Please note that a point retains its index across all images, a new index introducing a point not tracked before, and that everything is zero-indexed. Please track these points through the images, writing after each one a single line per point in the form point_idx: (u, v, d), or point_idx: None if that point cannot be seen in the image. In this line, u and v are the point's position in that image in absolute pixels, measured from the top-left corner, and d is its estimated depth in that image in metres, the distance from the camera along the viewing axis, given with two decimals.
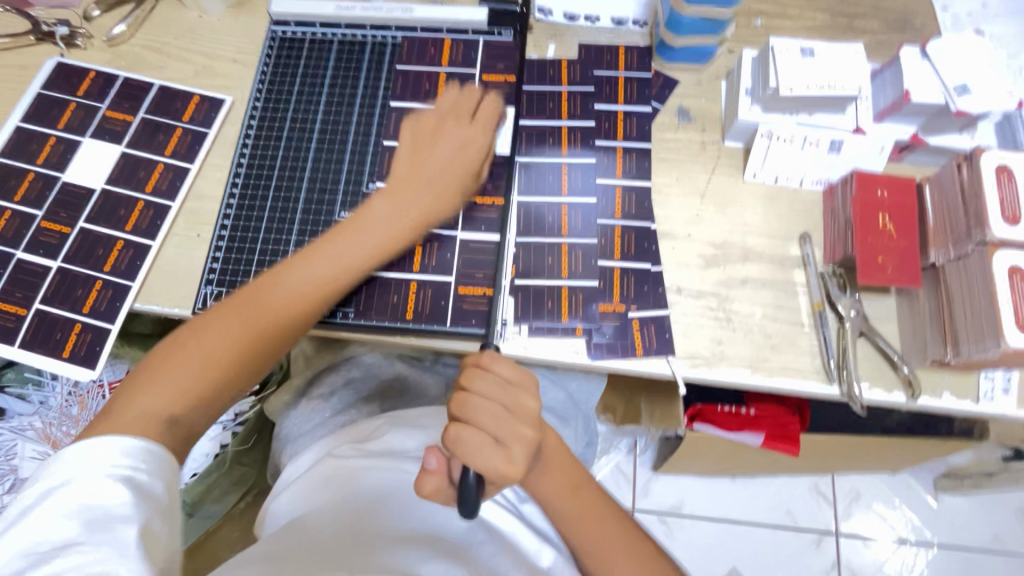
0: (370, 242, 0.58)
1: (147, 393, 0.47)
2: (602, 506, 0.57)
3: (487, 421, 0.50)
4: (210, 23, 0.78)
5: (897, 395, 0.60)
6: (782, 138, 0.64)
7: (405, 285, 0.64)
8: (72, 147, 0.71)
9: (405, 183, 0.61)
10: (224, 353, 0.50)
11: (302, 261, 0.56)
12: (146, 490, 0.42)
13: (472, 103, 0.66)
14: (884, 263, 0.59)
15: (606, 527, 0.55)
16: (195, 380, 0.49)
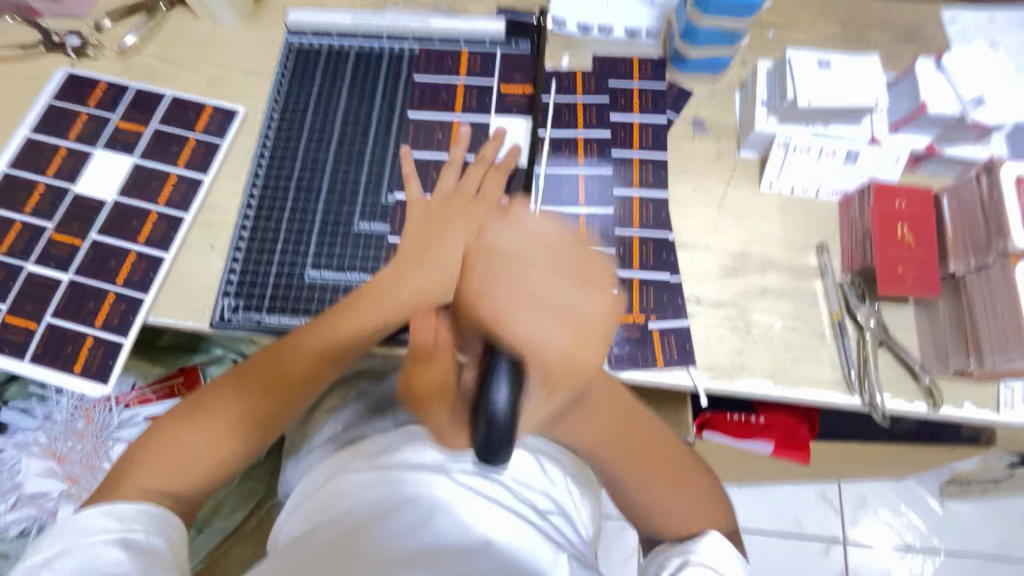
0: (364, 326, 0.58)
1: (151, 473, 0.52)
2: (650, 438, 0.58)
3: (542, 284, 0.37)
4: (223, 33, 0.78)
5: (920, 405, 0.60)
6: (799, 148, 0.64)
7: None
8: (83, 157, 0.70)
9: (405, 266, 0.60)
10: (205, 452, 0.54)
11: (287, 352, 0.58)
12: (143, 546, 0.46)
13: (477, 180, 0.65)
14: (904, 274, 0.59)
15: (652, 462, 0.57)
16: (190, 463, 0.53)
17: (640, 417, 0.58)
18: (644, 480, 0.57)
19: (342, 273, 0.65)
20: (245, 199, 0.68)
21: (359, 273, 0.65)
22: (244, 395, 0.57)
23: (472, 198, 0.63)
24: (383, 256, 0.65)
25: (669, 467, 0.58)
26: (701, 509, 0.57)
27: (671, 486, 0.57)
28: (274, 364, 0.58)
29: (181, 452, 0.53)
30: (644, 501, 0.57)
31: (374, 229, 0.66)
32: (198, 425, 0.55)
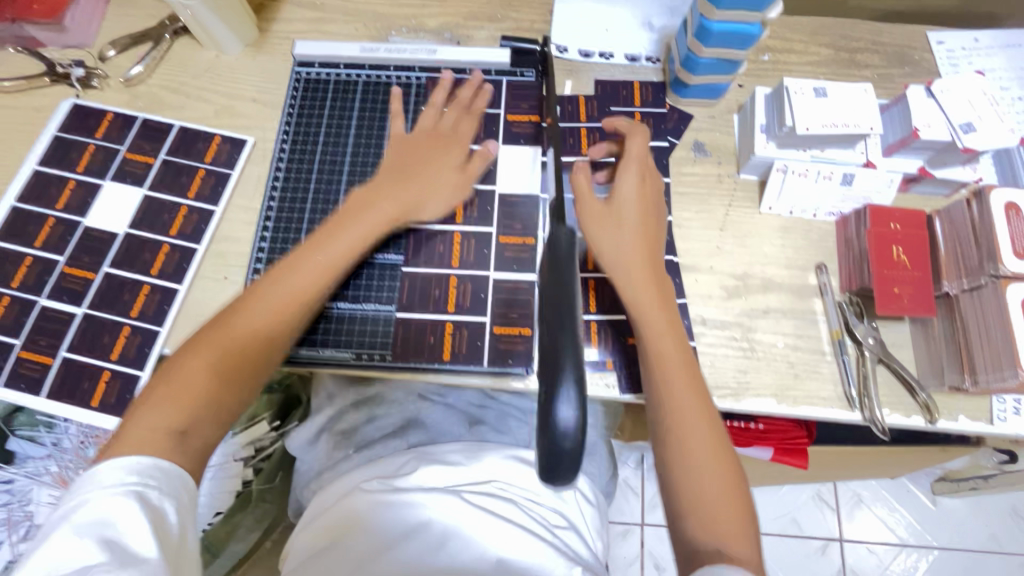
0: (355, 236, 0.60)
1: (152, 413, 0.49)
2: (691, 377, 0.56)
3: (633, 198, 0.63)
4: (228, 62, 0.79)
5: (917, 419, 0.63)
6: (797, 171, 0.67)
7: (440, 326, 0.63)
8: (92, 190, 0.71)
9: (386, 183, 0.63)
10: (204, 380, 0.51)
11: (281, 274, 0.57)
12: (156, 506, 0.44)
13: (449, 121, 0.69)
14: (900, 294, 0.62)
15: (694, 410, 0.54)
16: (190, 394, 0.50)
17: (678, 349, 0.57)
18: (683, 416, 0.54)
19: (358, 303, 0.64)
20: (257, 230, 0.67)
21: (377, 304, 0.64)
22: (237, 326, 0.54)
23: (446, 137, 0.67)
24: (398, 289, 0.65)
25: (711, 422, 0.54)
26: (734, 499, 0.51)
27: (712, 438, 0.53)
28: (266, 284, 0.57)
29: (181, 382, 0.51)
30: (683, 453, 0.53)
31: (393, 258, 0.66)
32: (193, 356, 0.52)
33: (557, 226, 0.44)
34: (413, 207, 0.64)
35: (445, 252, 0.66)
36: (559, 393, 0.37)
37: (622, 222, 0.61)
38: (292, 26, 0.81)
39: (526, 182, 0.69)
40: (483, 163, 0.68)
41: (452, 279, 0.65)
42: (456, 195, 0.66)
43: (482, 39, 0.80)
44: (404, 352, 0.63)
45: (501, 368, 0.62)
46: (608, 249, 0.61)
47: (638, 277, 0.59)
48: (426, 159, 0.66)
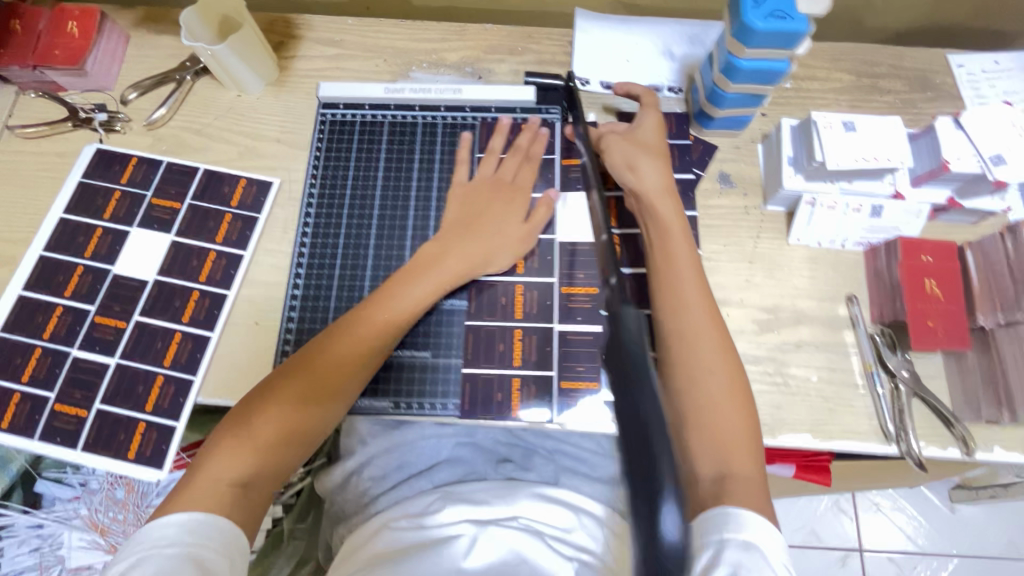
0: (419, 301, 0.62)
1: (222, 462, 0.53)
2: (705, 304, 0.60)
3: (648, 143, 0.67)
4: (250, 101, 0.79)
5: (954, 452, 0.62)
6: (826, 205, 0.67)
7: (508, 381, 0.64)
8: (120, 237, 0.71)
9: (451, 239, 0.65)
10: (270, 431, 0.55)
11: (348, 328, 0.60)
12: (203, 561, 0.47)
13: (512, 171, 0.69)
14: (935, 327, 0.62)
15: (703, 337, 0.59)
16: (256, 442, 0.54)
17: (692, 277, 0.61)
18: (694, 334, 0.59)
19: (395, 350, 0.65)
20: (292, 280, 0.69)
21: (413, 348, 0.65)
22: (307, 381, 0.57)
23: (509, 186, 0.68)
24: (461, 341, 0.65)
25: (721, 345, 0.59)
26: (743, 421, 0.56)
27: (719, 358, 0.58)
28: (333, 339, 0.59)
29: (248, 435, 0.54)
30: (690, 372, 0.57)
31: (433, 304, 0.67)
32: (264, 407, 0.56)
33: (624, 309, 0.45)
34: (480, 262, 0.65)
35: (507, 304, 0.66)
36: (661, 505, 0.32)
37: (646, 147, 0.66)
38: (313, 63, 0.81)
39: (565, 226, 0.69)
40: (547, 211, 0.67)
41: (517, 332, 0.65)
42: (521, 246, 0.66)
43: (504, 72, 0.80)
44: (474, 408, 0.63)
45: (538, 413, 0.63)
46: (638, 174, 0.65)
47: (661, 202, 0.64)
48: (490, 211, 0.67)
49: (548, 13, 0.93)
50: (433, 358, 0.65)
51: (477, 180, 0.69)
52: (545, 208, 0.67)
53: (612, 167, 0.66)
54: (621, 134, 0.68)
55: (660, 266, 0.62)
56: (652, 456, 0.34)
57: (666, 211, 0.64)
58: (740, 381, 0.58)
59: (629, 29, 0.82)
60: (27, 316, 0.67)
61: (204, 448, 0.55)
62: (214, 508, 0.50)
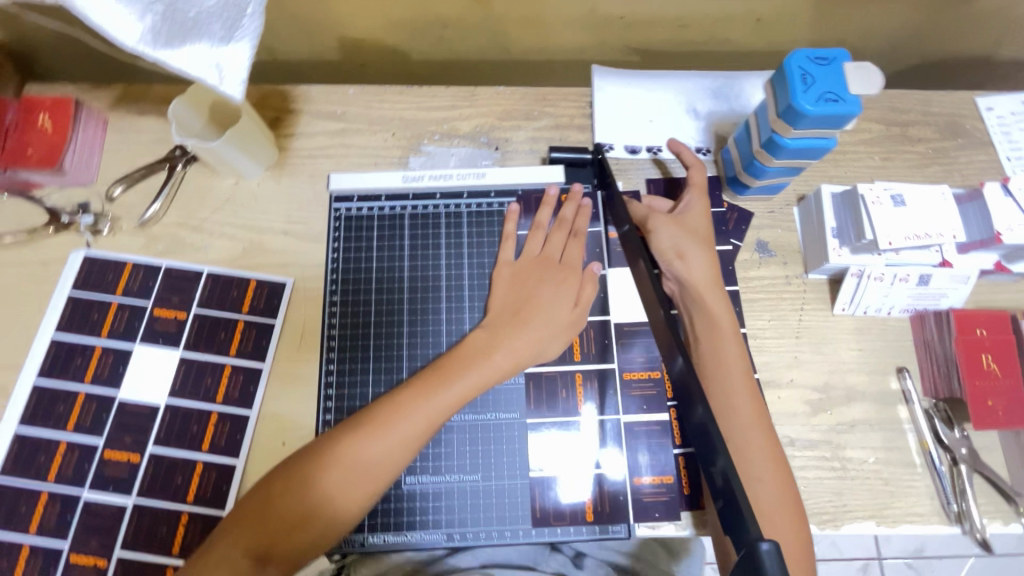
0: (463, 387, 0.54)
1: (245, 527, 0.49)
2: (754, 405, 0.57)
3: (693, 227, 0.64)
4: (250, 189, 0.72)
5: (1015, 526, 0.62)
6: (873, 276, 0.65)
7: (579, 483, 0.57)
8: (122, 357, 0.65)
9: (501, 328, 0.58)
10: (292, 511, 0.50)
11: (394, 411, 0.53)
12: None
13: (559, 249, 0.63)
14: (995, 406, 0.60)
15: (757, 442, 0.55)
16: (279, 524, 0.49)
17: (744, 385, 0.57)
18: (744, 443, 0.55)
19: (440, 476, 0.58)
20: (323, 398, 0.63)
21: (462, 472, 0.58)
22: (337, 462, 0.51)
23: (557, 265, 0.61)
24: (523, 450, 0.59)
25: (772, 451, 0.55)
26: (793, 531, 0.53)
27: (770, 464, 0.55)
28: (377, 423, 0.53)
29: (270, 509, 0.50)
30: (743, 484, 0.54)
31: (479, 419, 0.59)
32: (296, 487, 0.51)
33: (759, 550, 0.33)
34: (529, 357, 0.57)
35: (568, 396, 0.60)
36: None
37: (695, 236, 0.63)
38: (314, 141, 0.75)
39: (613, 305, 0.63)
40: (593, 288, 0.61)
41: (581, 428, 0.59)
42: (570, 333, 0.59)
43: (521, 140, 0.75)
44: (547, 517, 0.56)
45: (604, 531, 0.56)
46: (685, 263, 0.62)
47: (710, 296, 0.60)
48: (537, 291, 0.59)
49: (557, 62, 0.88)
50: (486, 481, 0.58)
51: (523, 258, 0.62)
52: (592, 286, 0.61)
53: (659, 253, 0.63)
54: (666, 216, 0.64)
55: (704, 353, 0.59)
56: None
57: (715, 304, 0.60)
58: (793, 494, 0.54)
59: (650, 84, 0.77)
60: (28, 457, 0.61)
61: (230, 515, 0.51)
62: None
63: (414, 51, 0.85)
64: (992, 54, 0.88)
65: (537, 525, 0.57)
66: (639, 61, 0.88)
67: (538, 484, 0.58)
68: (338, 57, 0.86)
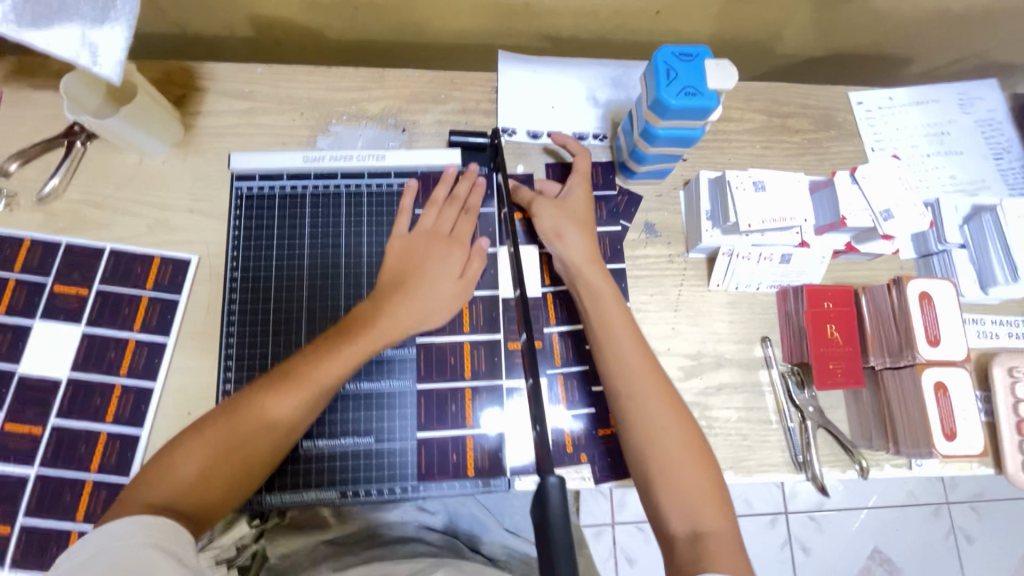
0: (356, 342, 0.59)
1: (154, 487, 0.51)
2: (649, 365, 0.62)
3: (577, 206, 0.70)
4: (154, 166, 0.73)
5: (850, 473, 0.70)
6: (742, 255, 0.71)
7: (462, 441, 0.63)
8: (21, 332, 0.65)
9: (389, 296, 0.61)
10: (201, 467, 0.52)
11: (293, 368, 0.58)
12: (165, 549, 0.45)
13: (450, 221, 0.66)
14: (834, 369, 0.69)
15: (653, 394, 0.60)
16: (190, 478, 0.52)
17: (634, 345, 0.63)
18: (643, 397, 0.60)
19: (336, 440, 0.62)
20: (224, 368, 0.66)
21: (355, 436, 0.62)
22: (245, 419, 0.55)
23: (446, 238, 0.65)
24: (415, 415, 0.63)
25: (669, 399, 0.60)
26: (704, 469, 0.57)
27: (666, 410, 0.59)
28: (279, 377, 0.57)
29: (181, 466, 0.52)
30: (641, 433, 0.59)
31: (375, 387, 0.64)
32: (202, 442, 0.54)
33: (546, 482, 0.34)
34: (415, 320, 0.61)
35: (456, 363, 0.65)
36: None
37: (574, 218, 0.69)
38: (221, 119, 0.75)
39: (500, 285, 0.67)
40: (480, 262, 0.64)
41: (467, 392, 0.64)
42: (455, 300, 0.63)
43: (428, 123, 0.77)
44: (430, 472, 0.62)
45: (486, 484, 0.62)
46: (563, 242, 0.67)
47: (591, 272, 0.66)
48: (425, 259, 0.63)
49: (472, 45, 0.91)
50: (378, 443, 0.62)
51: (416, 230, 0.65)
52: (477, 257, 0.65)
53: (542, 234, 0.69)
54: (549, 199, 0.70)
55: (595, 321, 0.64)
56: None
57: (598, 284, 0.66)
58: (698, 441, 0.59)
59: (554, 71, 0.80)
60: None
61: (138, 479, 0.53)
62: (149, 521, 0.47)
63: (328, 31, 0.86)
64: (873, 51, 0.96)
65: (422, 480, 0.62)
66: (551, 46, 0.91)
67: (425, 445, 0.62)
68: (251, 34, 0.86)
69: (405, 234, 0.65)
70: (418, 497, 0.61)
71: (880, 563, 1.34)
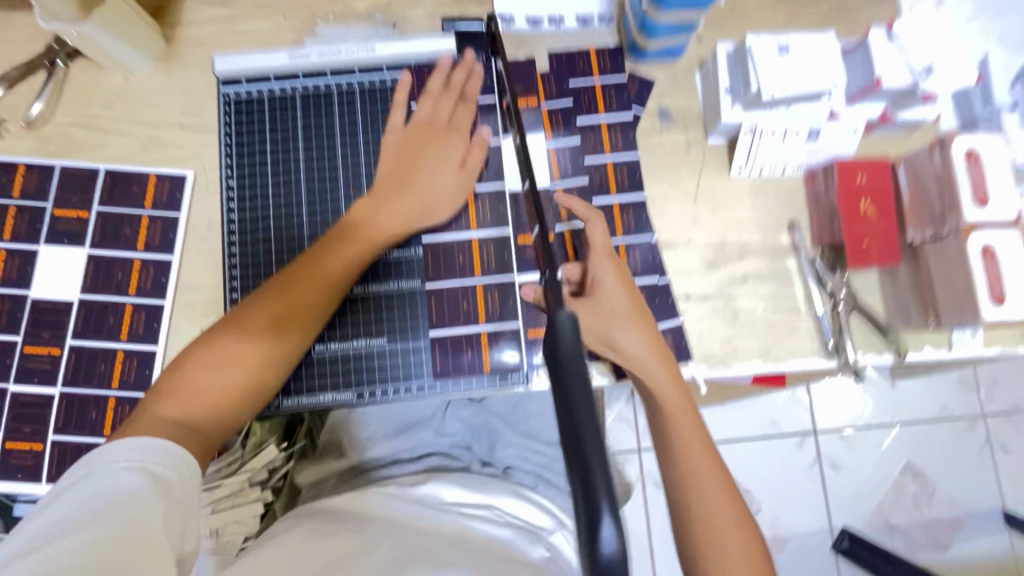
0: (357, 244, 0.57)
1: (168, 402, 0.51)
2: (707, 457, 0.57)
3: (621, 301, 0.60)
4: (141, 83, 0.70)
5: (886, 356, 0.67)
6: (766, 132, 0.65)
7: (476, 338, 0.61)
8: (28, 257, 0.65)
9: (387, 191, 0.59)
10: (213, 387, 0.52)
11: (299, 278, 0.56)
12: (160, 476, 0.45)
13: (446, 111, 0.62)
14: (869, 248, 0.64)
15: (718, 492, 0.56)
16: (203, 395, 0.52)
17: (698, 440, 0.58)
18: (700, 498, 0.56)
19: (349, 343, 0.61)
20: (228, 279, 0.64)
21: (367, 338, 0.61)
22: (252, 335, 0.54)
23: (442, 129, 0.61)
24: (425, 315, 0.61)
25: (722, 481, 0.57)
26: (754, 558, 0.54)
27: (722, 499, 0.56)
28: (281, 291, 0.56)
29: (193, 383, 0.52)
30: (701, 530, 0.55)
31: (383, 288, 0.62)
32: (211, 360, 0.53)
33: (558, 314, 0.32)
34: (417, 217, 0.59)
35: (465, 262, 0.62)
36: (596, 513, 0.25)
37: (620, 315, 0.60)
38: (203, 30, 0.71)
39: (507, 179, 0.63)
40: (481, 152, 0.62)
41: (478, 289, 0.62)
42: (459, 193, 0.61)
43: (419, 17, 0.72)
44: (446, 370, 0.60)
45: (503, 379, 0.61)
46: (616, 347, 0.60)
47: (654, 378, 0.59)
48: (425, 155, 0.60)
49: None
50: (390, 344, 0.61)
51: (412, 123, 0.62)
52: (479, 148, 0.62)
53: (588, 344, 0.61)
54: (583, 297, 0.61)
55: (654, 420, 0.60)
56: (590, 477, 0.26)
57: (661, 385, 0.59)
58: (748, 520, 0.56)
59: None
60: None
61: (150, 395, 0.52)
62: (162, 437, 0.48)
63: None
64: None
65: (439, 379, 0.61)
66: None
67: (440, 344, 0.61)
68: None
69: (400, 128, 0.62)
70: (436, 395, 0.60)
71: (913, 477, 1.31)
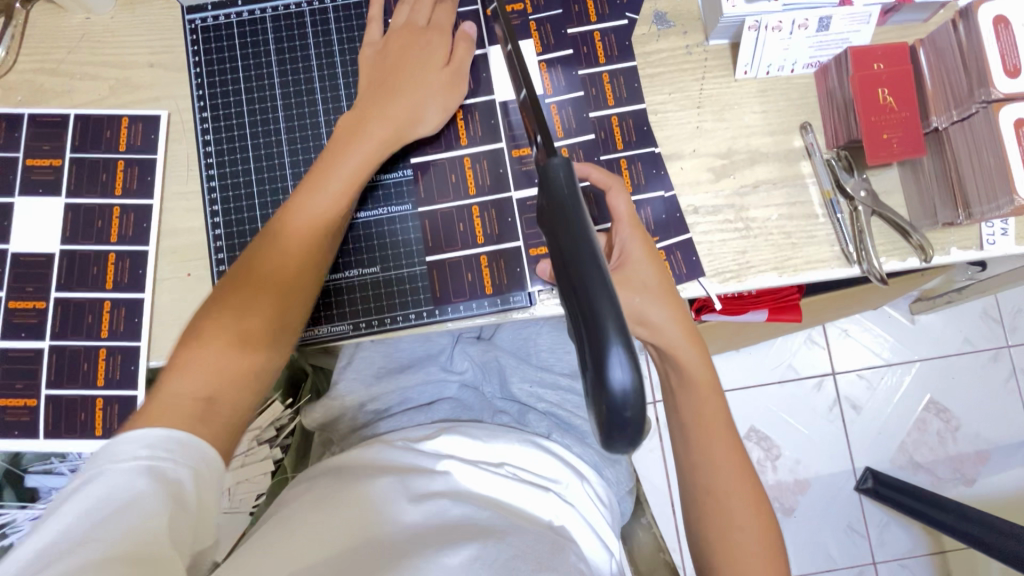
0: (353, 164, 0.53)
1: (182, 374, 0.45)
2: (737, 462, 0.56)
3: (653, 279, 0.56)
4: (103, 24, 0.64)
5: (912, 261, 0.63)
6: (771, 26, 0.60)
7: (475, 260, 0.58)
8: (4, 210, 0.62)
9: (371, 101, 0.55)
10: (231, 354, 0.47)
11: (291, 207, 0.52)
12: (170, 478, 0.40)
13: (424, 11, 0.58)
14: (890, 139, 0.60)
15: (738, 500, 0.55)
16: (221, 363, 0.46)
17: (728, 447, 0.56)
18: (721, 507, 0.54)
19: (341, 273, 0.58)
20: (211, 218, 0.62)
21: (360, 267, 0.58)
22: (264, 287, 0.50)
23: (421, 30, 0.57)
24: (419, 239, 0.58)
25: (749, 491, 0.55)
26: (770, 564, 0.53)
27: (747, 509, 0.54)
28: (280, 231, 0.51)
29: (207, 348, 0.46)
30: (725, 535, 0.54)
31: (373, 216, 0.59)
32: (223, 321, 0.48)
33: (552, 159, 0.35)
34: (409, 125, 0.55)
35: (458, 180, 0.59)
36: (609, 349, 0.28)
37: (654, 291, 0.56)
38: None
39: (495, 88, 0.59)
40: (467, 44, 0.58)
41: (474, 210, 0.58)
42: (448, 100, 0.57)
43: None
44: (446, 293, 0.58)
45: (505, 301, 0.57)
46: (652, 327, 0.56)
47: (688, 360, 0.56)
48: (407, 59, 0.56)
49: None
50: (385, 273, 0.58)
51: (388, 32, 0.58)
52: (465, 49, 0.58)
53: None
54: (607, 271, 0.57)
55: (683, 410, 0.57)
56: (594, 308, 0.29)
57: (691, 365, 0.56)
58: (772, 530, 0.55)
59: None
60: None
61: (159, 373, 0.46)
62: (179, 424, 0.43)
63: None
64: None
65: (438, 304, 0.58)
66: None
67: (437, 268, 0.58)
68: None
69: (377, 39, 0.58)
70: (436, 319, 0.58)
71: (936, 413, 1.27)
